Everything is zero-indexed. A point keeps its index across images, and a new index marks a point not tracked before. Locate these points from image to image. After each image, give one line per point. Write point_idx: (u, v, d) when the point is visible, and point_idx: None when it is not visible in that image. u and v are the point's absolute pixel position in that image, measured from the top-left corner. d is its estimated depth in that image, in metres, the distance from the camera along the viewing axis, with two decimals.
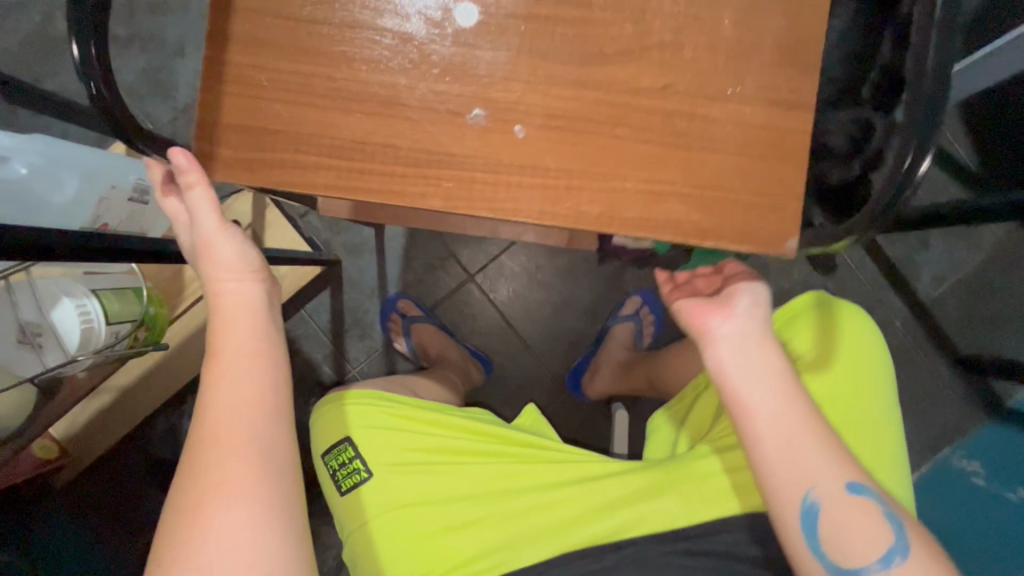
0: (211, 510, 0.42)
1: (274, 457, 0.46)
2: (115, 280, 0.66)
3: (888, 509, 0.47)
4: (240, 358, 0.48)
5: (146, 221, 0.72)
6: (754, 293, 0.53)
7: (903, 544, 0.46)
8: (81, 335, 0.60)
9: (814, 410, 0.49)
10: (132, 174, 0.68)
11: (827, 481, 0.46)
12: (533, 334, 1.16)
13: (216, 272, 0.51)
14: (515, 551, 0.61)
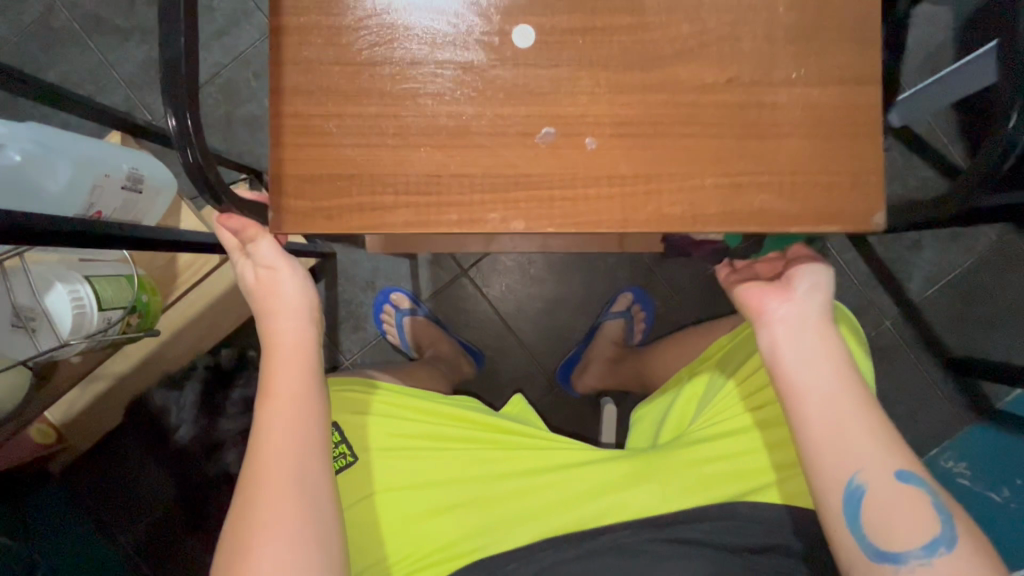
0: (264, 541, 0.48)
1: (319, 499, 0.50)
2: (108, 267, 0.67)
3: (938, 501, 0.48)
4: (296, 402, 0.53)
5: (139, 210, 0.73)
6: (814, 278, 0.57)
7: (950, 536, 0.47)
8: (73, 320, 0.61)
9: (866, 402, 0.51)
10: (125, 162, 0.69)
11: (876, 466, 0.49)
12: (525, 329, 1.17)
13: (279, 316, 0.56)
14: (499, 535, 0.62)
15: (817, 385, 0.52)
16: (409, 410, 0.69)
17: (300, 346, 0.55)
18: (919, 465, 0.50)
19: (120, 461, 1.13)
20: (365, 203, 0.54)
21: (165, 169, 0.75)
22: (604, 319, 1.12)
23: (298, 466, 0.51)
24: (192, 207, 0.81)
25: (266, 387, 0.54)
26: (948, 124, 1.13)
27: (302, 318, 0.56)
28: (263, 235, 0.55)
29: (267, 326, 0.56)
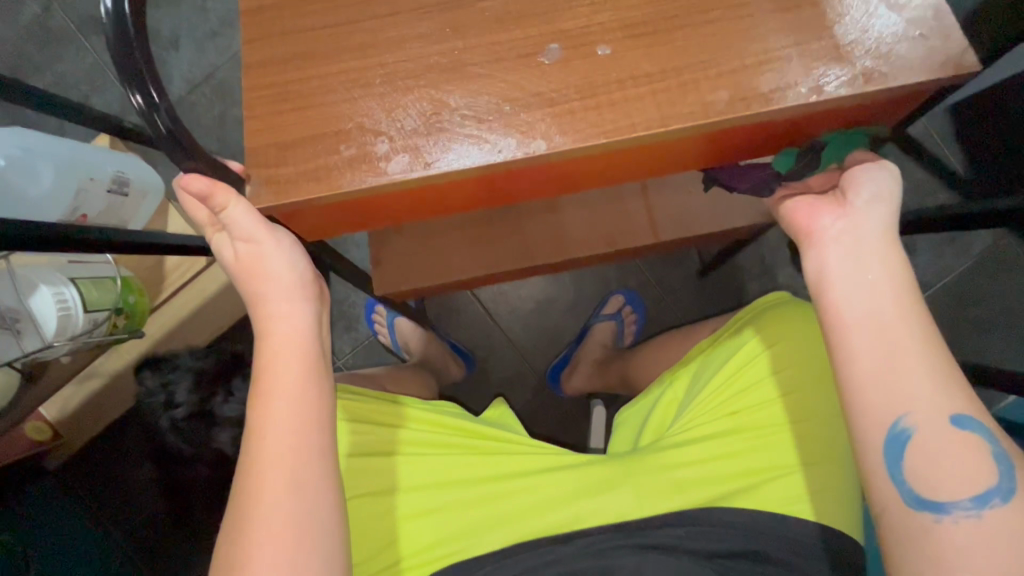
0: (256, 548, 0.45)
1: (318, 501, 0.47)
2: (93, 270, 0.68)
3: (997, 448, 0.43)
4: (286, 389, 0.49)
5: (126, 213, 0.74)
6: (875, 184, 0.51)
7: (1009, 489, 0.42)
8: (57, 322, 0.62)
9: (928, 335, 0.46)
10: (110, 166, 0.70)
11: (926, 408, 0.44)
12: (516, 330, 1.17)
13: (270, 290, 0.52)
14: (483, 534, 0.63)
15: (865, 315, 0.47)
16: (395, 417, 0.69)
17: (295, 326, 0.52)
18: (981, 408, 0.44)
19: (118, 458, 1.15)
20: (357, 155, 0.51)
21: (152, 172, 0.76)
22: (595, 321, 1.12)
23: (291, 443, 0.48)
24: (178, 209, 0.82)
25: (261, 384, 0.50)
26: (942, 125, 1.13)
27: (296, 300, 0.53)
28: (234, 199, 0.50)
29: (256, 300, 0.53)
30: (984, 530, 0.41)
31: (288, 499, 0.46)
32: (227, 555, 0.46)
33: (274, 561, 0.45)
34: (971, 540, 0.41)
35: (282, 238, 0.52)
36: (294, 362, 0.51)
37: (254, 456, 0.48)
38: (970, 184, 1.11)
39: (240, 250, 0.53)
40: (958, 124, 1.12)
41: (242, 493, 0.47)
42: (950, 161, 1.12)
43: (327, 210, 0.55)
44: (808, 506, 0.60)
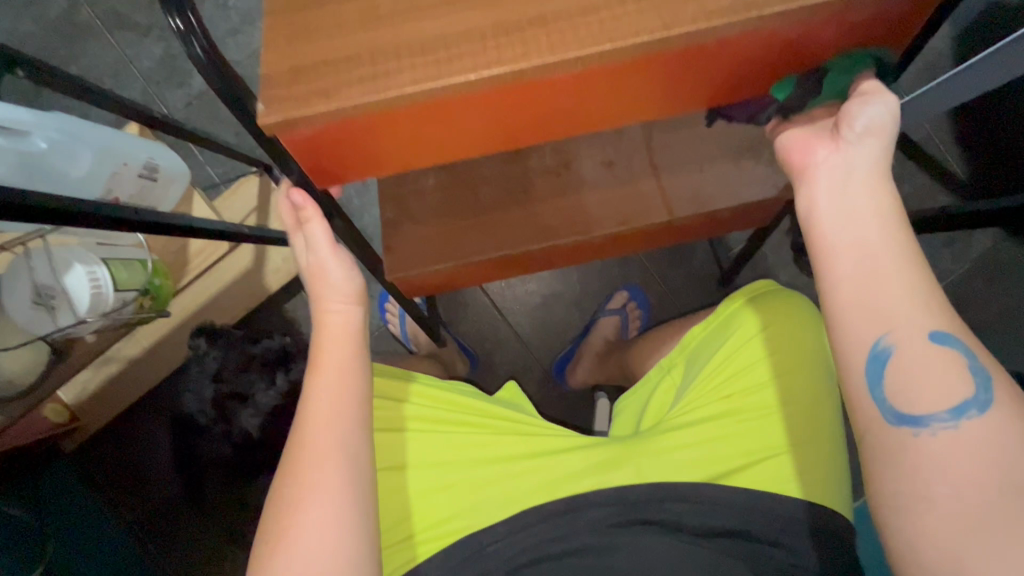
0: (306, 501, 0.52)
1: (358, 465, 0.55)
2: (123, 251, 0.71)
3: (975, 362, 0.46)
4: (336, 370, 0.59)
5: (155, 198, 0.78)
6: (870, 116, 0.52)
7: (985, 400, 0.45)
8: (91, 300, 0.65)
9: (909, 262, 0.49)
10: (143, 151, 0.73)
11: (906, 326, 0.48)
12: (522, 322, 1.20)
13: (328, 294, 0.62)
14: (487, 507, 0.66)
15: (850, 247, 0.51)
16: (402, 393, 0.71)
17: (348, 325, 0.62)
18: (962, 329, 0.48)
19: (133, 443, 1.18)
20: (367, 73, 0.49)
21: (177, 157, 0.78)
22: (600, 315, 1.14)
23: (341, 405, 0.56)
24: (203, 196, 0.85)
25: (316, 359, 0.60)
26: (944, 130, 1.15)
27: (349, 302, 0.63)
28: (315, 216, 0.61)
29: (315, 302, 0.63)
30: (958, 440, 0.44)
31: (337, 449, 0.54)
32: (282, 491, 0.53)
33: (327, 497, 0.52)
34: (947, 450, 0.44)
35: (343, 257, 0.63)
36: (343, 347, 0.61)
37: (308, 414, 0.56)
38: (968, 189, 1.13)
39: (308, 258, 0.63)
40: (958, 129, 1.14)
41: (298, 443, 0.55)
42: (950, 165, 1.14)
43: (343, 136, 0.53)
44: (798, 485, 0.63)
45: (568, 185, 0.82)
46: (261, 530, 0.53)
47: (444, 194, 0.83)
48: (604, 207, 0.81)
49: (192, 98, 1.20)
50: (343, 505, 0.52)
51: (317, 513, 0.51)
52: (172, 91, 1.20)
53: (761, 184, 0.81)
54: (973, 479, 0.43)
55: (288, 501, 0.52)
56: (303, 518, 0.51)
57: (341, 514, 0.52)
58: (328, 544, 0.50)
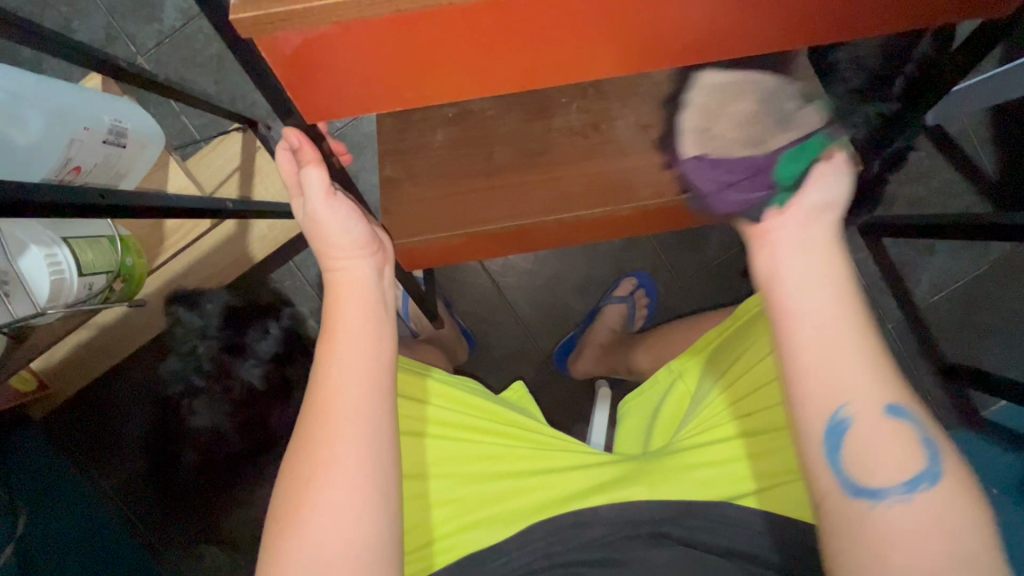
0: (319, 484, 0.44)
1: (377, 446, 0.46)
2: (87, 228, 0.63)
3: (927, 434, 0.43)
4: (348, 336, 0.50)
5: (122, 165, 0.68)
6: (826, 186, 0.50)
7: (932, 473, 0.42)
8: (51, 286, 0.57)
9: (871, 330, 0.45)
10: (107, 114, 0.63)
11: (866, 397, 0.43)
12: (523, 304, 1.14)
13: (329, 251, 0.54)
14: (489, 524, 0.61)
15: (827, 313, 0.45)
16: (419, 390, 0.67)
17: (356, 280, 0.53)
18: (915, 400, 0.45)
19: (109, 412, 1.12)
20: None
21: (153, 121, 0.70)
22: (605, 303, 1.09)
23: (360, 369, 0.49)
24: (178, 160, 0.77)
25: (327, 315, 0.52)
26: (979, 127, 1.09)
27: (356, 256, 0.54)
28: (314, 160, 0.53)
29: (320, 262, 0.56)
30: (909, 513, 0.41)
31: (353, 421, 0.46)
32: (290, 469, 0.46)
33: (339, 477, 0.45)
34: (900, 522, 0.40)
35: (339, 205, 0.53)
36: (359, 298, 0.52)
37: (319, 383, 0.48)
38: (996, 191, 1.09)
39: (304, 212, 0.55)
40: (992, 126, 1.09)
41: (308, 412, 0.47)
42: (981, 163, 1.09)
43: (340, 54, 0.42)
44: None
45: (597, 149, 0.70)
46: (270, 516, 0.46)
47: (455, 154, 0.71)
48: (640, 175, 0.69)
49: (163, 37, 1.06)
50: (358, 485, 0.45)
51: (332, 494, 0.44)
52: (138, 27, 1.05)
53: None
54: (928, 550, 0.39)
55: (300, 480, 0.45)
56: (313, 501, 0.44)
57: (357, 494, 0.45)
58: (343, 529, 0.43)
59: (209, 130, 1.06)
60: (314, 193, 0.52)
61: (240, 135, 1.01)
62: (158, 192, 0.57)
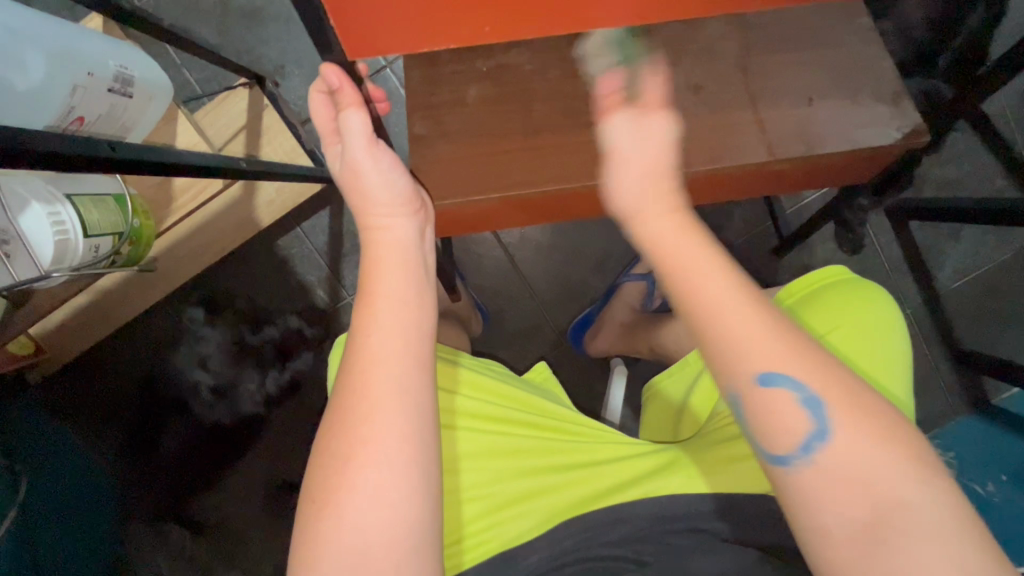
0: (359, 462, 0.42)
1: (420, 421, 0.44)
2: (91, 186, 0.58)
3: (814, 394, 0.45)
4: (390, 302, 0.48)
5: (129, 117, 0.62)
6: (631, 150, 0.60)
7: (820, 431, 0.44)
8: (55, 248, 0.52)
9: (748, 302, 0.48)
10: (113, 59, 0.58)
11: (740, 374, 0.47)
12: (539, 279, 1.11)
13: (370, 211, 0.54)
14: (521, 513, 0.60)
15: (698, 308, 0.49)
16: (448, 379, 0.64)
17: (397, 243, 0.53)
18: (798, 362, 0.46)
19: (107, 379, 1.09)
20: None
21: (161, 71, 0.64)
22: (624, 281, 1.06)
23: (398, 347, 0.46)
24: (186, 113, 0.71)
25: (367, 282, 0.50)
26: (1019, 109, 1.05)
27: (398, 215, 0.54)
28: (352, 104, 0.52)
29: (359, 222, 0.55)
30: (824, 472, 0.43)
31: (396, 394, 0.44)
32: (327, 445, 0.44)
33: (380, 454, 0.42)
34: (817, 482, 0.43)
35: (383, 157, 0.53)
36: (401, 270, 0.51)
37: (359, 352, 0.46)
38: None
39: (345, 163, 0.55)
40: None
41: (346, 387, 0.45)
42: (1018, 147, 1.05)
43: None
44: None
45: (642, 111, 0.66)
46: (305, 493, 0.44)
47: (489, 118, 0.67)
48: (687, 139, 0.64)
49: None
50: (401, 461, 0.43)
51: (371, 477, 0.42)
52: None
53: (878, 127, 0.65)
54: (858, 503, 0.42)
55: (338, 457, 0.43)
56: (354, 479, 0.42)
57: (400, 472, 0.42)
58: (386, 509, 0.41)
59: (212, 85, 1.00)
60: (357, 145, 0.53)
61: (246, 92, 0.95)
62: (170, 148, 0.52)
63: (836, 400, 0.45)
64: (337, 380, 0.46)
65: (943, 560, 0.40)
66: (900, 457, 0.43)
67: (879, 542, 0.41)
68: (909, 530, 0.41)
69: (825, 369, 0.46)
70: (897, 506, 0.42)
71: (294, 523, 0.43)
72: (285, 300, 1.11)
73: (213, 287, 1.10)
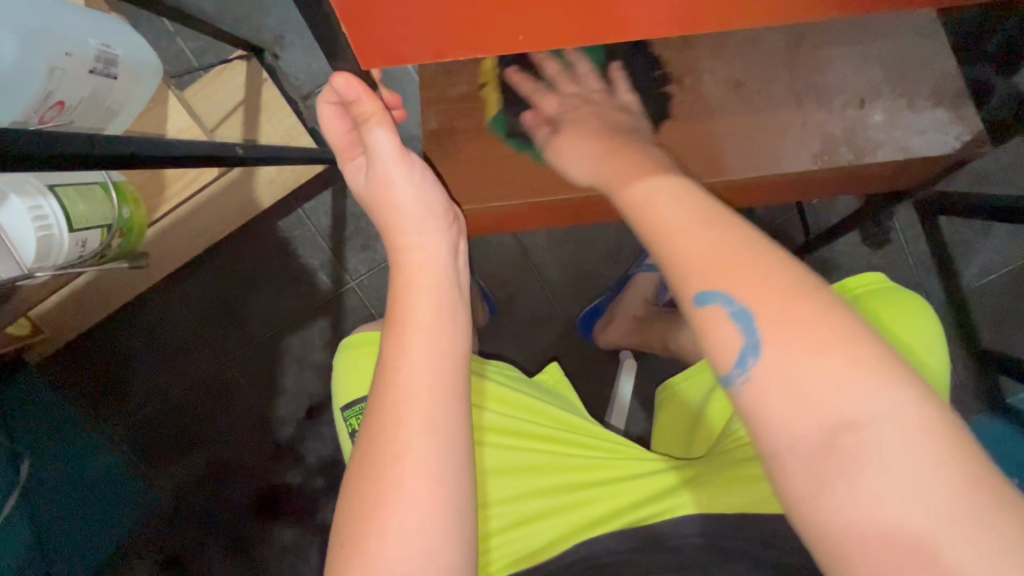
0: (388, 509, 0.43)
1: (451, 461, 0.45)
2: (75, 175, 0.54)
3: (744, 305, 0.39)
4: (421, 336, 0.48)
5: (116, 99, 0.58)
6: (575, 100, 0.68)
7: (754, 342, 0.38)
8: (38, 245, 0.49)
9: (701, 213, 0.44)
10: (93, 36, 0.53)
11: (684, 286, 0.42)
12: (550, 268, 1.07)
13: (404, 234, 0.54)
14: (551, 530, 0.63)
15: (662, 219, 0.45)
16: (477, 394, 0.69)
17: (426, 271, 0.52)
18: (739, 275, 0.40)
19: (112, 359, 1.07)
20: None
21: (148, 47, 0.60)
22: (637, 271, 1.03)
23: (429, 381, 0.47)
24: (176, 93, 0.67)
25: (396, 310, 0.51)
26: None
27: (428, 229, 0.55)
28: (375, 112, 0.51)
29: (391, 251, 0.55)
30: (761, 390, 0.37)
31: (426, 436, 0.45)
32: (359, 487, 0.45)
33: (412, 497, 0.43)
34: (760, 399, 0.37)
35: (412, 162, 0.54)
36: (430, 301, 0.50)
37: (389, 392, 0.47)
38: None
39: (372, 173, 0.55)
40: None
41: (379, 417, 0.46)
42: None
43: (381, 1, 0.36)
44: None
45: (681, 97, 0.71)
46: (336, 531, 0.45)
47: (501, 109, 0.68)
48: (731, 134, 0.70)
49: None
50: (431, 506, 0.43)
51: (403, 511, 0.43)
52: None
53: (930, 123, 0.69)
54: (804, 417, 0.35)
55: (367, 499, 0.44)
56: (385, 523, 0.43)
57: (431, 516, 0.43)
58: (415, 551, 0.42)
59: (208, 56, 0.94)
60: (385, 151, 0.52)
61: (243, 64, 0.90)
62: (162, 138, 0.49)
63: (774, 310, 0.38)
64: (369, 419, 0.47)
65: (912, 485, 0.33)
66: (848, 364, 0.36)
67: (840, 470, 0.34)
68: (869, 453, 0.34)
69: (763, 273, 0.39)
70: (850, 424, 0.35)
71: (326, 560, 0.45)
72: (290, 288, 1.07)
73: (220, 265, 1.06)
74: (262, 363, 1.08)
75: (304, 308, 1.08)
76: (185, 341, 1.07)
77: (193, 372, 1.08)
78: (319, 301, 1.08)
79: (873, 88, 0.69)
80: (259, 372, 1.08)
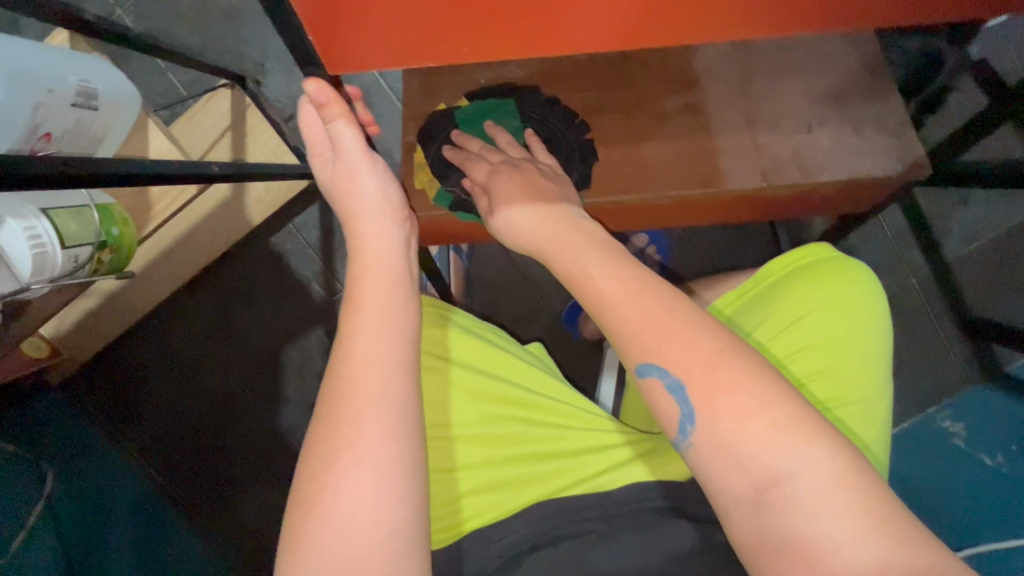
0: (341, 466, 0.44)
1: (399, 427, 0.46)
2: (67, 199, 0.61)
3: (677, 379, 0.42)
4: (372, 312, 0.51)
5: (97, 129, 0.64)
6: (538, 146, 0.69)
7: (689, 412, 0.42)
8: (34, 261, 0.55)
9: (635, 281, 0.47)
10: (73, 74, 0.60)
11: (627, 354, 0.44)
12: (532, 265, 1.10)
13: (363, 218, 0.57)
14: (518, 491, 0.64)
15: (590, 291, 0.48)
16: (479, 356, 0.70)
17: (380, 255, 0.55)
18: (672, 347, 0.43)
19: (126, 372, 1.14)
20: None
21: (125, 82, 0.66)
22: None
23: (380, 351, 0.49)
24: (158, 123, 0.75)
25: (351, 292, 0.53)
26: None
27: (387, 219, 0.58)
28: (342, 114, 0.53)
29: (349, 236, 0.58)
30: (705, 451, 0.41)
31: (377, 401, 0.46)
32: (314, 446, 0.46)
33: (365, 455, 0.44)
34: (704, 461, 0.41)
35: (377, 161, 0.57)
36: (385, 282, 0.53)
37: (345, 358, 0.49)
38: None
39: (340, 164, 0.57)
40: None
41: (333, 387, 0.47)
42: None
43: (344, 17, 0.42)
44: None
45: (633, 71, 0.74)
46: (290, 501, 0.45)
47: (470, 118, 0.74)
48: (682, 122, 0.72)
49: None
50: (383, 467, 0.44)
51: (352, 475, 0.44)
52: None
53: (868, 99, 0.72)
54: (739, 475, 0.40)
55: (320, 459, 0.45)
56: (337, 480, 0.43)
57: (380, 473, 0.44)
58: (369, 508, 0.43)
59: (196, 87, 1.01)
60: (352, 146, 0.55)
61: (227, 92, 0.97)
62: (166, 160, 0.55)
63: (703, 376, 0.42)
64: (324, 386, 0.48)
65: (827, 523, 0.38)
66: (770, 423, 0.40)
67: (766, 504, 0.39)
68: (790, 505, 0.38)
69: (697, 338, 0.43)
70: (774, 479, 0.39)
71: (279, 532, 0.44)
72: (285, 300, 1.13)
73: (219, 280, 1.13)
74: (266, 374, 1.14)
75: (298, 318, 1.14)
76: (191, 354, 1.14)
77: (197, 386, 1.14)
78: (314, 310, 1.13)
79: (811, 70, 0.72)
80: (257, 382, 1.14)
